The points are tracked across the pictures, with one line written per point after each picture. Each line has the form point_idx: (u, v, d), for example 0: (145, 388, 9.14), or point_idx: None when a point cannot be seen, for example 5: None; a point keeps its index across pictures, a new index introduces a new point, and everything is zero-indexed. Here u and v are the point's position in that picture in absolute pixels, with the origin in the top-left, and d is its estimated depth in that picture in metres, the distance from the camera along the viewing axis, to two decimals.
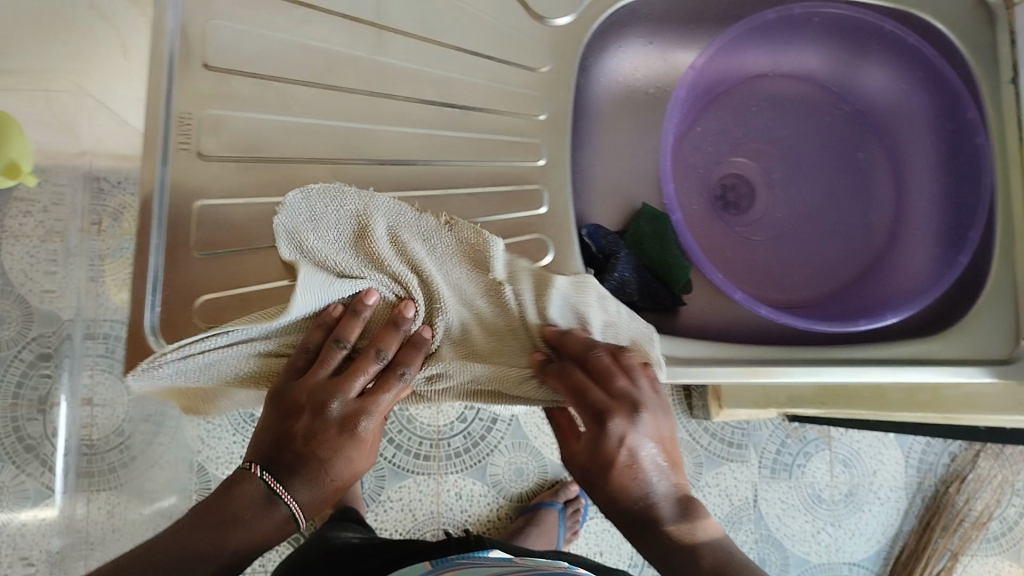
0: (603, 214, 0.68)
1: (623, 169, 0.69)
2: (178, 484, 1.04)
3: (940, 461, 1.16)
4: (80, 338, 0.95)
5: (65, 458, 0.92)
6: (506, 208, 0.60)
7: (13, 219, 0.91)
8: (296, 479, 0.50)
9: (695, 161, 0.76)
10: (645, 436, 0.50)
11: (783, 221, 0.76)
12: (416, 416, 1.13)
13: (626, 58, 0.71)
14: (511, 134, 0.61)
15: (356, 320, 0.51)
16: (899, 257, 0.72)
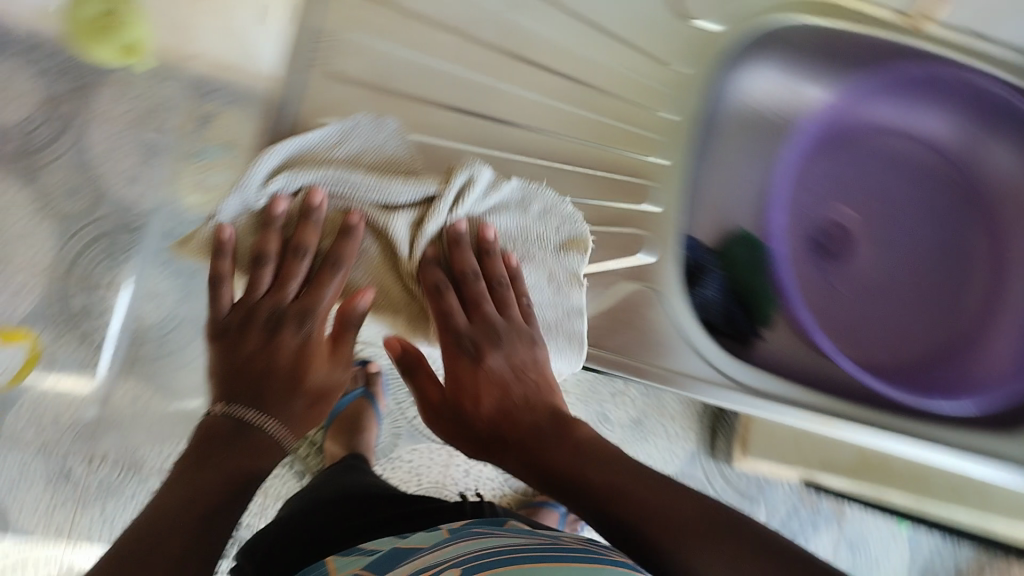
0: (704, 230, 0.84)
1: (732, 194, 0.87)
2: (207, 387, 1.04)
3: (944, 568, 1.13)
4: (146, 229, 1.01)
5: (114, 341, 1.01)
6: (612, 198, 0.75)
7: (110, 101, 1.01)
8: (267, 399, 0.62)
9: (809, 201, 0.90)
10: (505, 357, 0.67)
11: (882, 277, 0.90)
12: None
13: (761, 83, 0.88)
14: (626, 129, 0.76)
15: (269, 229, 0.64)
16: (975, 340, 0.87)
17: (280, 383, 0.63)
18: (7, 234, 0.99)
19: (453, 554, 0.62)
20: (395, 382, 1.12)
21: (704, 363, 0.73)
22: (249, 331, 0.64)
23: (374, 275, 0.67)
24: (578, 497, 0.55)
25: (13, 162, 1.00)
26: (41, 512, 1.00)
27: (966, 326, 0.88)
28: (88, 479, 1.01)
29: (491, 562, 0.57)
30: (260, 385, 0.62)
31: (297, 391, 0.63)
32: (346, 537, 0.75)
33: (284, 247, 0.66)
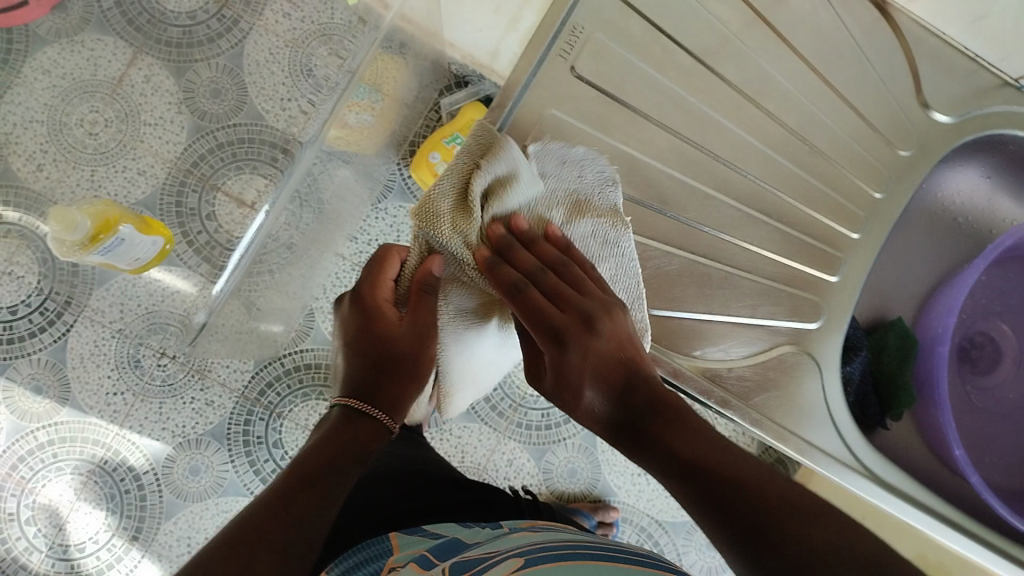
0: (864, 310, 0.82)
1: (901, 284, 0.84)
2: (287, 314, 1.03)
3: None
4: (270, 148, 0.99)
5: (241, 256, 0.88)
6: (802, 259, 0.75)
7: (274, 15, 1.03)
8: (368, 390, 0.57)
9: (966, 308, 0.86)
10: (603, 345, 0.55)
11: (1013, 403, 0.87)
12: (511, 373, 1.13)
13: (958, 182, 0.83)
14: (838, 195, 0.76)
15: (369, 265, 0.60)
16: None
17: (407, 367, 0.57)
18: (142, 121, 0.99)
19: (514, 542, 0.59)
20: None
21: (841, 442, 0.74)
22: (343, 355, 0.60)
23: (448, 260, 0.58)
24: (694, 488, 0.50)
25: (166, 53, 1.00)
26: (102, 393, 0.99)
27: None
28: (155, 372, 1.00)
29: (556, 554, 0.52)
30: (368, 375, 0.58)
31: (403, 376, 0.57)
32: (416, 513, 0.75)
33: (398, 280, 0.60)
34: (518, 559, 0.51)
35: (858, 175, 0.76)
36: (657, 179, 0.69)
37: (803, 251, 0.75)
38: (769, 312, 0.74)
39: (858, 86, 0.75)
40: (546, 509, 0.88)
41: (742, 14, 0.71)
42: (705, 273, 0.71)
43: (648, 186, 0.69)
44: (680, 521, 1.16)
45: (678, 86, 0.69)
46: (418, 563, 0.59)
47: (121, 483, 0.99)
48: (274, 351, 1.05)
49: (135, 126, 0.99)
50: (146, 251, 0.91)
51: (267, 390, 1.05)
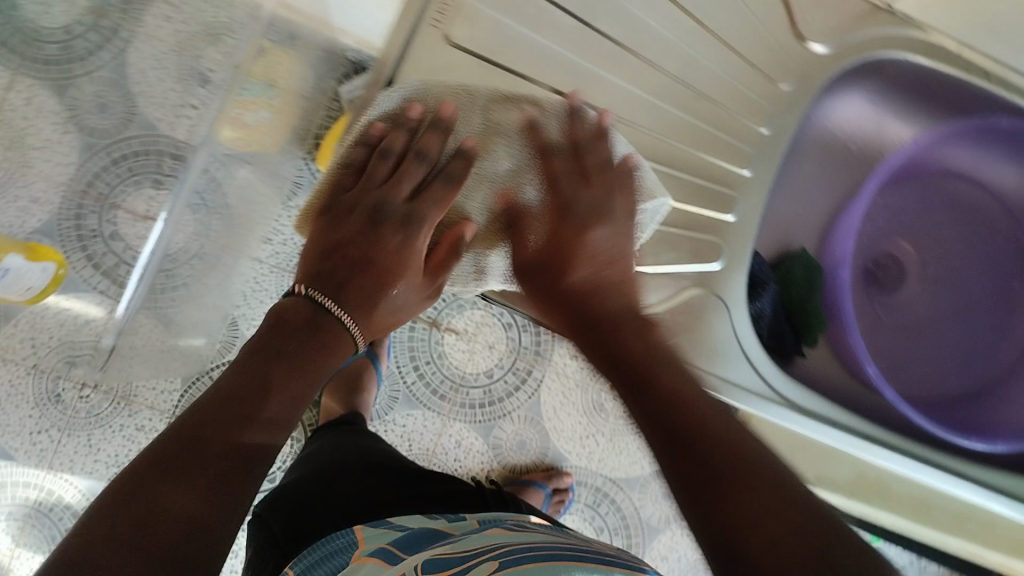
0: (765, 244, 0.83)
1: (798, 210, 0.86)
2: (207, 326, 1.03)
3: None
4: (168, 157, 1.00)
5: (146, 263, 0.97)
6: (695, 200, 0.75)
7: (154, 20, 0.99)
8: (350, 285, 0.61)
9: (871, 231, 0.89)
10: (605, 228, 0.62)
11: (920, 316, 0.90)
12: (448, 354, 1.13)
13: (844, 108, 0.86)
14: (729, 137, 0.76)
15: (434, 128, 0.61)
16: (1012, 383, 0.87)
17: (382, 265, 0.62)
18: (29, 145, 0.95)
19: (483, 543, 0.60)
20: (401, 346, 1.11)
21: (756, 374, 0.75)
22: (352, 213, 0.62)
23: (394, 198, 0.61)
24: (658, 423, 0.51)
25: (47, 72, 0.97)
26: (25, 433, 0.98)
27: (999, 377, 0.88)
28: (78, 405, 0.99)
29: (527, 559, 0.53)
30: (371, 266, 0.61)
31: (368, 274, 0.62)
32: (371, 510, 0.75)
33: (369, 147, 0.63)
34: (493, 562, 0.53)
35: (743, 114, 0.77)
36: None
37: (701, 194, 0.76)
38: (673, 259, 0.74)
39: (743, 27, 0.74)
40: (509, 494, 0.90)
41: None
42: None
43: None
44: (634, 476, 1.17)
45: (562, 44, 0.68)
46: (381, 560, 0.59)
47: (61, 521, 0.99)
48: (200, 366, 1.03)
49: (21, 153, 0.95)
50: (38, 279, 0.90)
51: None
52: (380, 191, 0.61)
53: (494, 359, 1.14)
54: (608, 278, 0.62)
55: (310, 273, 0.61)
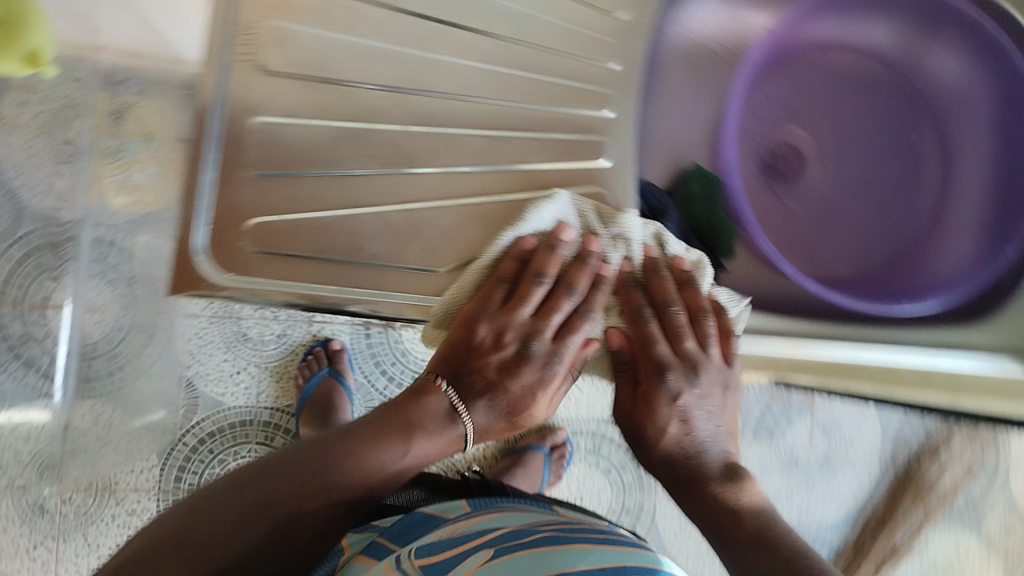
0: (655, 172, 0.80)
1: (679, 128, 0.83)
2: (166, 397, 1.02)
3: (915, 437, 1.19)
4: (86, 240, 0.99)
5: (66, 360, 0.99)
6: (567, 156, 0.73)
7: (12, 110, 0.97)
8: (476, 403, 0.66)
9: (754, 127, 0.86)
10: (698, 395, 0.70)
11: (829, 195, 0.87)
12: (410, 350, 1.09)
13: (694, 15, 0.83)
14: (586, 80, 0.74)
15: (583, 266, 0.68)
16: (942, 238, 0.85)
17: (498, 405, 0.67)
18: None
19: (486, 525, 0.66)
20: (361, 355, 1.09)
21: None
22: (505, 339, 0.67)
23: (528, 327, 0.67)
24: (723, 535, 0.68)
25: None
26: (22, 552, 0.98)
27: (922, 232, 0.86)
28: (63, 509, 0.98)
29: (519, 544, 0.58)
30: (502, 393, 0.67)
31: (495, 402, 0.67)
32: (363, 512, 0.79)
33: (519, 266, 0.68)
34: (488, 553, 0.58)
35: (594, 53, 0.75)
36: (377, 140, 0.70)
37: (567, 149, 0.73)
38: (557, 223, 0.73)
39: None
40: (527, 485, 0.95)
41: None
42: (481, 213, 0.70)
43: (384, 148, 0.70)
44: None
45: (381, 40, 0.71)
46: (371, 556, 0.65)
47: None
48: (172, 437, 1.02)
49: None
50: None
51: (183, 474, 1.01)
52: (525, 324, 0.67)
53: None
54: (686, 429, 0.70)
55: (449, 374, 0.66)
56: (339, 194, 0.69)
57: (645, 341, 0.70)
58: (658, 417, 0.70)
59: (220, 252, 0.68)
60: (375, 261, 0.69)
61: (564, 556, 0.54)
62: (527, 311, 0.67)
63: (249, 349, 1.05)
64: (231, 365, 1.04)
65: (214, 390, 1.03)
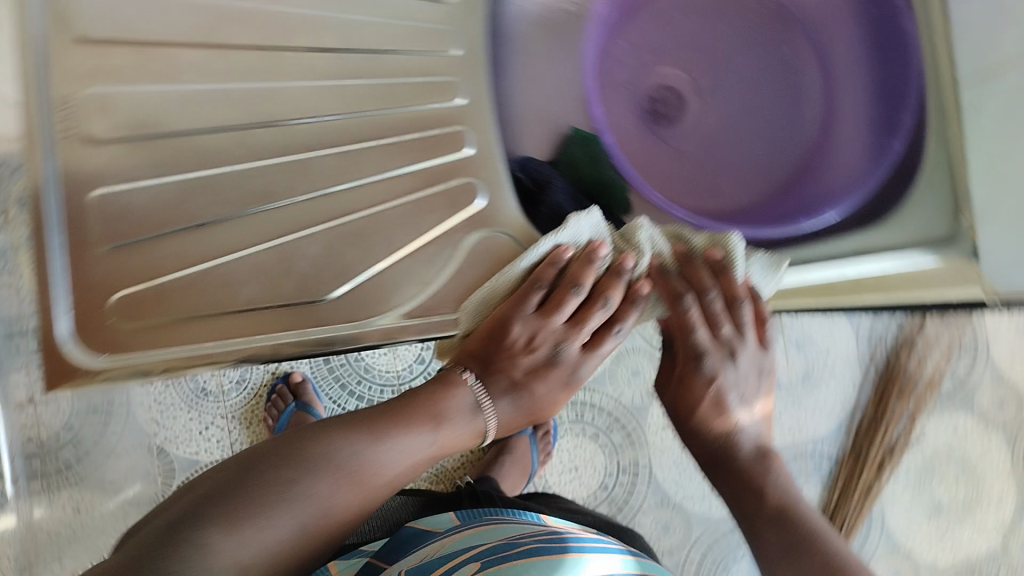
0: (532, 144, 0.79)
1: (543, 95, 0.80)
2: (140, 469, 1.02)
3: (888, 332, 1.18)
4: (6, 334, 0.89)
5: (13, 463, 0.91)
6: (427, 152, 0.75)
7: None
8: (501, 400, 0.70)
9: (621, 76, 0.84)
10: (733, 382, 0.72)
11: (712, 127, 0.86)
12: (372, 363, 1.08)
13: None
14: (429, 74, 0.76)
15: (617, 278, 0.70)
16: (830, 158, 0.83)
17: (525, 403, 0.71)
18: None
19: (475, 540, 0.63)
20: (324, 380, 1.08)
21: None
22: (536, 343, 0.70)
23: (560, 328, 0.70)
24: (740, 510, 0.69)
25: None
26: None
27: (813, 143, 0.84)
28: None
29: (507, 554, 0.56)
30: (525, 392, 0.71)
31: (522, 401, 0.71)
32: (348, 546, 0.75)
33: (555, 273, 0.70)
34: (475, 565, 0.56)
35: (425, 45, 0.76)
36: (218, 186, 0.69)
37: (425, 145, 0.75)
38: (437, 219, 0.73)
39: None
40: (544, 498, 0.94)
41: (205, 19, 0.71)
42: (343, 233, 0.71)
43: (241, 188, 0.70)
44: (600, 374, 1.15)
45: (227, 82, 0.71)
46: None
47: None
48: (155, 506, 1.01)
49: None
50: None
51: None
52: (560, 333, 0.70)
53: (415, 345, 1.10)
54: (724, 418, 0.72)
55: (478, 369, 0.70)
56: (212, 240, 0.68)
57: (682, 329, 0.71)
58: (696, 398, 0.73)
59: (88, 337, 0.65)
60: (252, 306, 0.68)
61: (545, 572, 0.52)
62: (557, 318, 0.69)
63: (211, 402, 1.04)
64: (198, 422, 1.03)
65: (185, 450, 1.03)
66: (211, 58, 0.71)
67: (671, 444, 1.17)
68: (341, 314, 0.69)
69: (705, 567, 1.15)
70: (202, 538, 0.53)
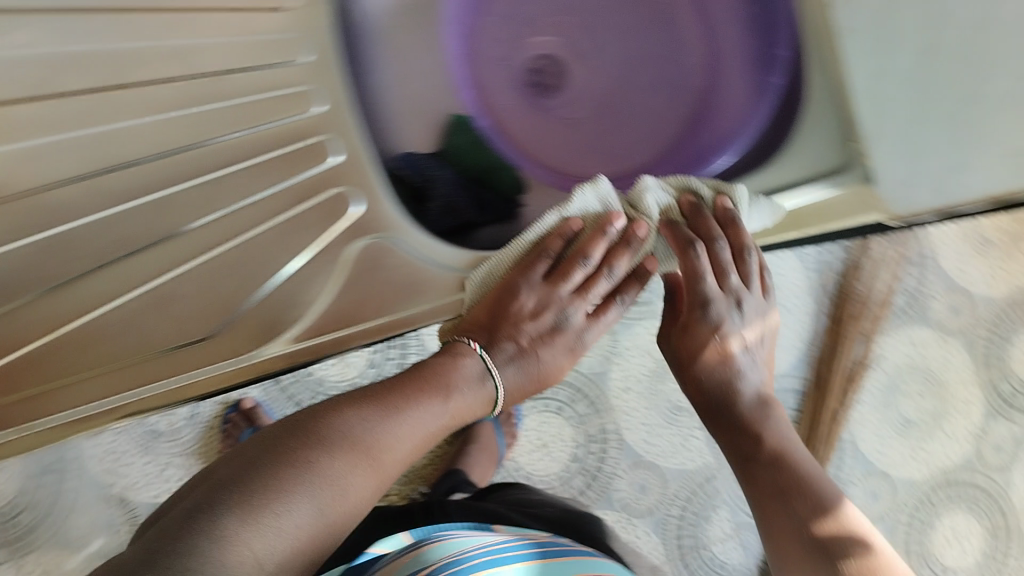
0: (411, 137, 0.84)
1: (415, 91, 0.86)
2: (103, 521, 1.00)
3: (835, 256, 1.16)
4: None
5: None
6: (295, 166, 0.75)
7: None
8: (511, 368, 0.72)
9: (501, 54, 0.93)
10: (738, 327, 0.76)
11: (595, 89, 0.95)
12: (322, 375, 1.06)
13: None
14: (282, 85, 0.76)
15: (627, 248, 0.74)
16: (719, 104, 0.90)
17: (536, 372, 0.74)
18: None
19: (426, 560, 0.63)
20: (277, 401, 1.06)
21: (449, 267, 0.76)
22: (545, 312, 0.73)
23: (568, 295, 0.74)
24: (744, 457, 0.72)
25: None
26: None
27: (698, 87, 0.92)
28: None
29: None
30: (532, 358, 0.73)
31: (534, 371, 0.74)
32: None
33: (566, 241, 0.74)
34: None
35: (276, 58, 0.76)
36: (83, 240, 0.69)
37: (291, 160, 0.75)
38: (310, 240, 0.73)
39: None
40: (499, 491, 0.93)
41: (27, 70, 0.68)
42: (218, 265, 0.71)
43: (99, 239, 0.69)
44: None
45: (74, 117, 0.69)
46: None
47: None
48: None
49: None
50: None
51: None
52: (565, 299, 0.74)
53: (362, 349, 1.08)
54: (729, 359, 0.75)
55: (487, 338, 0.72)
56: (82, 297, 0.69)
57: (692, 282, 0.74)
58: (699, 340, 0.76)
59: None
60: (125, 361, 0.69)
61: None
62: (564, 285, 0.73)
63: (164, 443, 1.02)
64: (155, 465, 1.02)
65: (147, 494, 1.01)
66: (42, 107, 0.68)
67: (636, 405, 1.16)
68: (231, 344, 0.70)
69: (688, 522, 1.14)
70: (221, 530, 0.50)
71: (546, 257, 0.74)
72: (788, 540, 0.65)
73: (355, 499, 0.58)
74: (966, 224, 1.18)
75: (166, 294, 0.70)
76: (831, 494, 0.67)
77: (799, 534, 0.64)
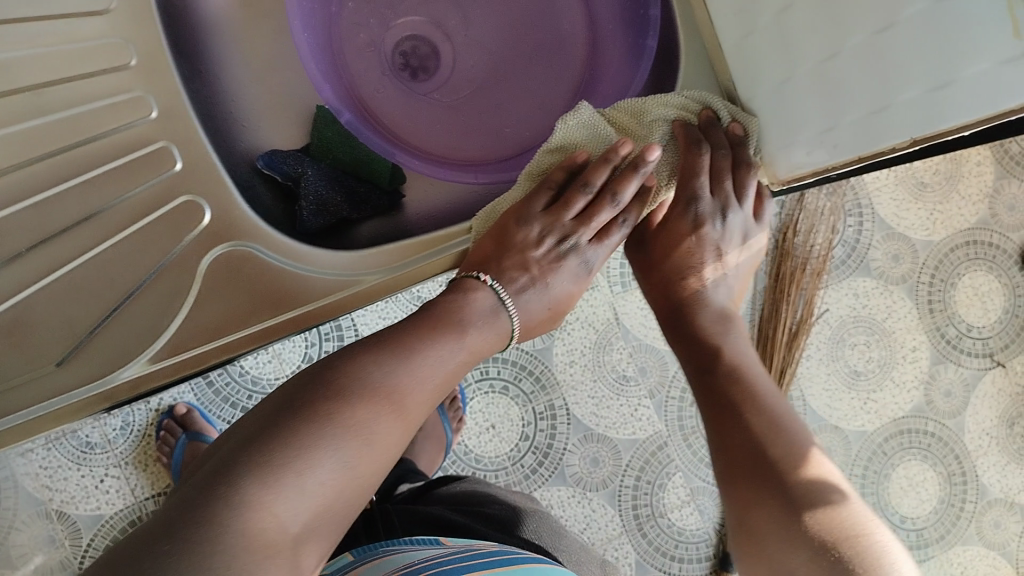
0: (274, 136, 0.75)
1: (279, 84, 0.76)
2: (43, 537, 0.98)
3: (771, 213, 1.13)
4: None
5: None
6: (137, 177, 0.70)
7: None
8: (521, 295, 0.69)
9: (363, 38, 0.81)
10: (727, 240, 0.74)
11: (471, 67, 0.82)
12: (258, 374, 1.04)
13: None
14: (112, 93, 0.69)
15: (635, 172, 0.66)
16: (598, 78, 0.80)
17: (549, 296, 0.71)
18: None
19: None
20: (213, 403, 1.04)
21: (332, 273, 0.70)
22: (551, 238, 0.69)
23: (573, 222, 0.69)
24: (704, 372, 0.70)
25: None
26: None
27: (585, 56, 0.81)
28: None
29: None
30: (541, 283, 0.70)
31: (545, 296, 0.71)
32: None
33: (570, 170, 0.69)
34: None
35: (107, 66, 0.69)
36: None
37: (133, 172, 0.69)
38: (161, 250, 0.68)
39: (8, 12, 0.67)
40: (443, 485, 0.93)
41: None
42: (68, 284, 0.67)
43: None
44: None
45: None
46: None
47: None
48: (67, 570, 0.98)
49: None
50: None
51: None
52: (570, 227, 0.69)
53: (297, 343, 1.05)
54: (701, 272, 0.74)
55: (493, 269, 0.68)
56: None
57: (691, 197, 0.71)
58: (678, 242, 0.74)
59: None
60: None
61: None
62: (570, 211, 0.68)
63: (99, 454, 1.00)
64: (91, 477, 0.99)
65: (85, 508, 0.99)
66: None
67: (582, 378, 1.15)
68: (90, 362, 0.66)
69: (643, 491, 1.13)
70: (240, 495, 0.47)
71: (551, 185, 0.70)
72: (735, 456, 0.62)
73: (382, 445, 0.54)
74: (901, 167, 1.16)
75: (16, 318, 0.66)
76: (796, 436, 0.62)
77: (757, 457, 0.61)
